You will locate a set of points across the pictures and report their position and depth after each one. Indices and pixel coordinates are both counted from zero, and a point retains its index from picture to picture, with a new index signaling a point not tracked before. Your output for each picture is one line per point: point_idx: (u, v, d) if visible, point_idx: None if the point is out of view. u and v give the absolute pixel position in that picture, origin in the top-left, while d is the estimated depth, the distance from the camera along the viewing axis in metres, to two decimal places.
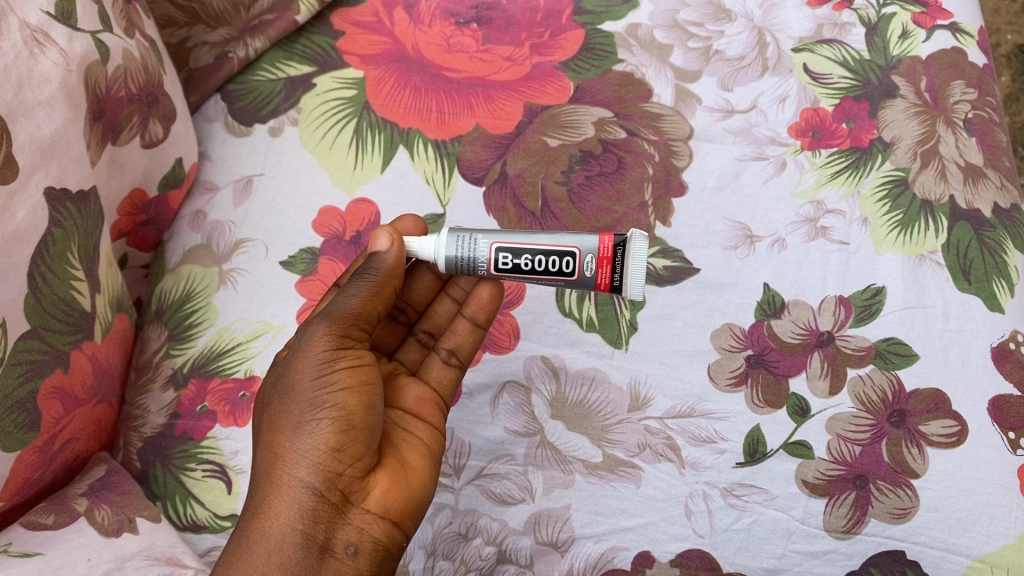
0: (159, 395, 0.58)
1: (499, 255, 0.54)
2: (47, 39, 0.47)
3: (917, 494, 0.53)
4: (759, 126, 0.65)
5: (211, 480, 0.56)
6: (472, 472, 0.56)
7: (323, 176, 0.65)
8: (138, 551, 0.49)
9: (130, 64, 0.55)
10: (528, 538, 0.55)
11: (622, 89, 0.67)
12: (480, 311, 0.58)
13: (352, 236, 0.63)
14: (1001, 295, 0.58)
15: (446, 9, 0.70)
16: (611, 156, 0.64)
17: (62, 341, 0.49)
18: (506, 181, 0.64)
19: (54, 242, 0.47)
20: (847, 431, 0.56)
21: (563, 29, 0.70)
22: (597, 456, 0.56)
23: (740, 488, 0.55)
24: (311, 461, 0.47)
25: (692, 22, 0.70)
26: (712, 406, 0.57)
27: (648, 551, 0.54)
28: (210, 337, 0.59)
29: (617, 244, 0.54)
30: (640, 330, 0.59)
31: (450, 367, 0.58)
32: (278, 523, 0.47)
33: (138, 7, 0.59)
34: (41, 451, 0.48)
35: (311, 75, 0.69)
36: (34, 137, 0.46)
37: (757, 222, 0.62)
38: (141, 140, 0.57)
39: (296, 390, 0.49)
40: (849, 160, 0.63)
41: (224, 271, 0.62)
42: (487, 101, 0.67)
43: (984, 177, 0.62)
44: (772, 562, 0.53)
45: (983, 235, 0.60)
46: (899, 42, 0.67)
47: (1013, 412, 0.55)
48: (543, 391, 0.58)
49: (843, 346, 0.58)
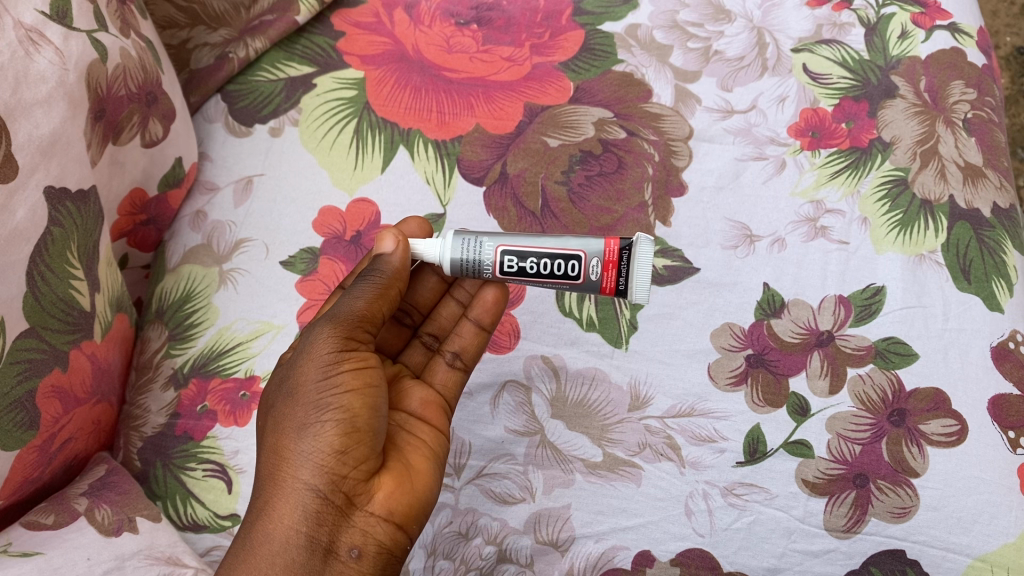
0: (159, 395, 0.58)
1: (505, 258, 0.54)
2: (42, 39, 0.47)
3: (917, 493, 0.53)
4: (759, 126, 0.66)
5: (211, 480, 0.56)
6: (472, 471, 0.56)
7: (324, 176, 0.65)
8: (138, 551, 0.49)
9: (128, 63, 0.55)
10: (528, 537, 0.55)
11: (622, 89, 0.67)
12: (485, 314, 0.58)
13: (353, 236, 0.63)
14: (1000, 295, 0.58)
15: (446, 9, 0.70)
16: (611, 156, 0.64)
17: (60, 339, 0.49)
18: (506, 181, 0.64)
19: (54, 242, 0.48)
20: (846, 430, 0.56)
21: (563, 30, 0.70)
22: (597, 455, 0.56)
23: (740, 488, 0.55)
24: (315, 463, 0.47)
25: (692, 22, 0.70)
26: (712, 406, 0.57)
27: (648, 551, 0.54)
28: (211, 337, 0.60)
29: (623, 248, 0.54)
30: (640, 329, 0.59)
31: (454, 370, 0.58)
32: (282, 525, 0.46)
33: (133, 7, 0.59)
34: (40, 450, 0.48)
35: (312, 76, 0.69)
36: (34, 136, 0.46)
37: (757, 222, 0.62)
38: (141, 140, 0.57)
39: (301, 392, 0.49)
40: (849, 159, 0.63)
41: (225, 271, 0.62)
42: (487, 101, 0.67)
43: (984, 177, 0.62)
44: (772, 561, 0.53)
45: (982, 234, 0.60)
46: (898, 42, 0.67)
47: (1012, 411, 0.55)
48: (543, 390, 0.58)
49: (843, 345, 0.58)
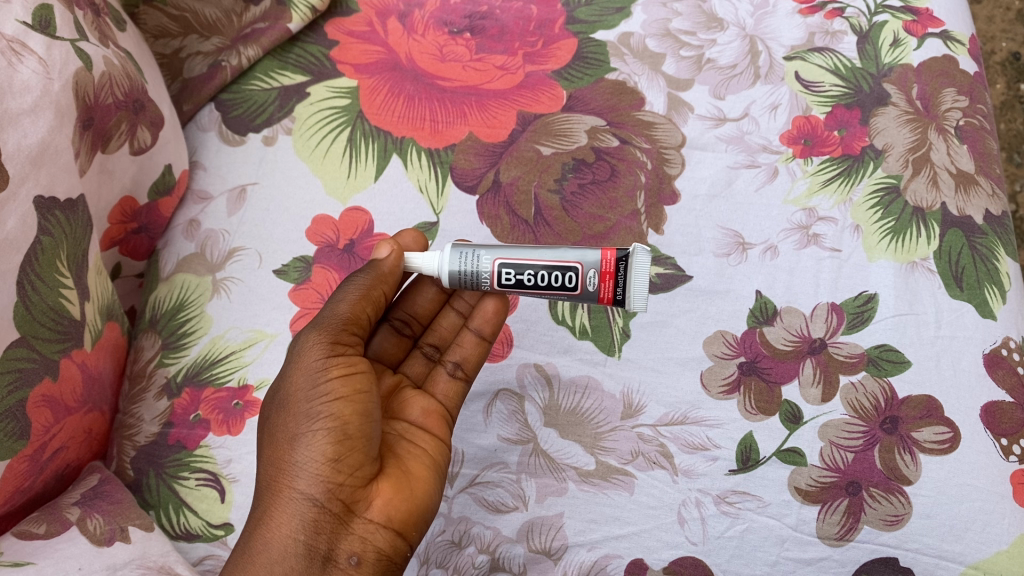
0: (152, 404, 0.58)
1: (503, 270, 0.54)
2: (24, 49, 0.48)
3: (909, 501, 0.53)
4: (751, 134, 0.66)
5: (205, 488, 0.56)
6: (465, 479, 0.56)
7: (318, 185, 0.65)
8: (131, 560, 0.49)
9: (113, 71, 0.55)
10: (521, 546, 0.55)
11: (616, 97, 0.67)
12: (486, 324, 0.57)
13: (346, 244, 0.63)
14: (993, 302, 0.58)
15: (440, 18, 0.71)
16: (603, 164, 0.65)
17: (50, 348, 0.48)
18: (499, 190, 0.64)
19: (43, 251, 0.48)
20: (839, 438, 0.55)
21: (556, 38, 0.70)
22: (590, 463, 0.56)
23: (733, 495, 0.55)
24: (311, 472, 0.47)
25: (684, 31, 0.71)
26: (705, 414, 0.57)
27: (641, 559, 0.54)
28: (204, 345, 0.60)
29: (620, 259, 0.54)
30: (634, 337, 0.59)
31: (456, 379, 0.57)
32: (280, 534, 0.47)
33: (107, 19, 0.59)
34: (31, 459, 0.48)
35: (305, 84, 0.69)
36: (22, 145, 0.47)
37: (749, 230, 0.62)
38: (130, 147, 0.58)
39: (293, 401, 0.49)
40: (840, 167, 0.64)
41: (218, 279, 0.62)
42: (481, 109, 0.67)
43: (976, 184, 0.62)
44: (766, 569, 0.53)
45: (975, 242, 0.60)
46: (890, 50, 0.68)
47: (1005, 418, 0.55)
48: (536, 398, 0.58)
49: (836, 352, 0.58)
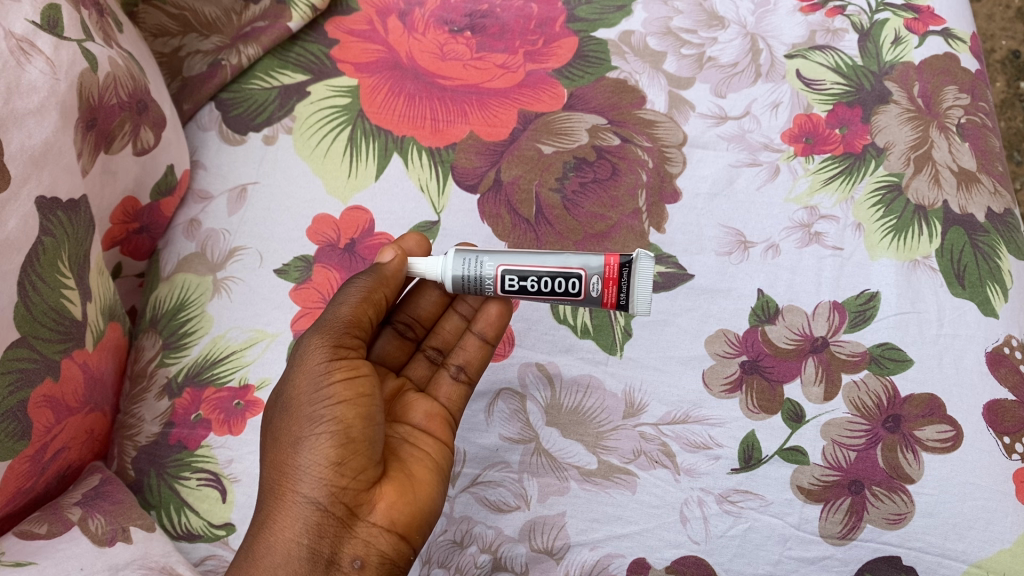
0: (153, 404, 0.58)
1: (505, 277, 0.54)
2: (33, 48, 0.48)
3: (912, 500, 0.53)
4: (752, 133, 0.66)
5: (206, 489, 0.56)
6: (467, 479, 0.56)
7: (318, 185, 0.65)
8: (132, 561, 0.49)
9: (118, 73, 0.55)
10: (523, 545, 0.54)
11: (617, 96, 0.67)
12: (489, 327, 0.57)
13: (346, 244, 0.63)
14: (996, 300, 0.58)
15: (440, 17, 0.70)
16: (604, 162, 0.65)
17: (51, 348, 0.48)
18: (500, 189, 0.64)
19: (44, 252, 0.48)
20: (842, 436, 0.55)
21: (557, 37, 0.70)
22: (592, 462, 0.56)
23: (735, 494, 0.55)
24: (313, 476, 0.47)
25: (685, 29, 0.70)
26: (707, 413, 0.57)
27: (643, 558, 0.54)
28: (205, 345, 0.59)
29: (623, 265, 0.53)
30: (635, 336, 0.59)
31: (459, 383, 0.57)
32: (283, 537, 0.47)
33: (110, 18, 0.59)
34: (32, 459, 0.48)
35: (306, 84, 0.69)
36: (26, 145, 0.46)
37: (751, 229, 0.62)
38: (133, 148, 0.57)
39: (295, 405, 0.49)
40: (842, 165, 0.63)
41: (219, 279, 0.62)
42: (481, 108, 0.67)
43: (977, 181, 0.62)
44: (768, 568, 0.53)
45: (977, 239, 0.60)
46: (892, 47, 0.68)
47: (1008, 417, 0.55)
48: (538, 397, 0.58)
49: (837, 351, 0.58)
